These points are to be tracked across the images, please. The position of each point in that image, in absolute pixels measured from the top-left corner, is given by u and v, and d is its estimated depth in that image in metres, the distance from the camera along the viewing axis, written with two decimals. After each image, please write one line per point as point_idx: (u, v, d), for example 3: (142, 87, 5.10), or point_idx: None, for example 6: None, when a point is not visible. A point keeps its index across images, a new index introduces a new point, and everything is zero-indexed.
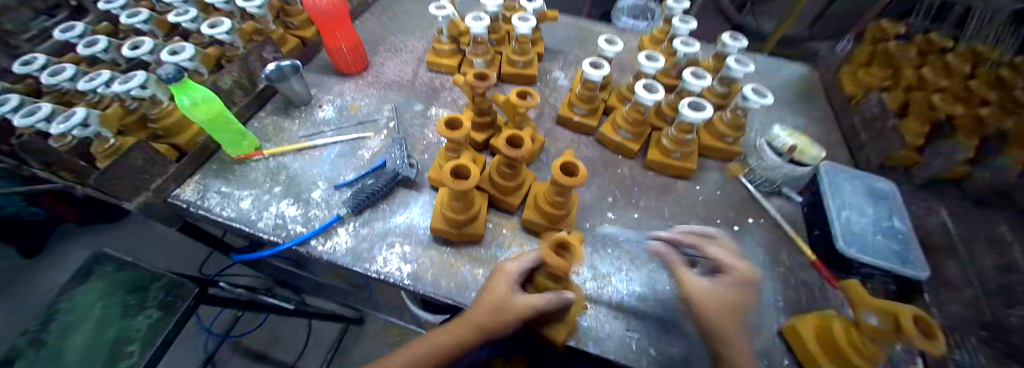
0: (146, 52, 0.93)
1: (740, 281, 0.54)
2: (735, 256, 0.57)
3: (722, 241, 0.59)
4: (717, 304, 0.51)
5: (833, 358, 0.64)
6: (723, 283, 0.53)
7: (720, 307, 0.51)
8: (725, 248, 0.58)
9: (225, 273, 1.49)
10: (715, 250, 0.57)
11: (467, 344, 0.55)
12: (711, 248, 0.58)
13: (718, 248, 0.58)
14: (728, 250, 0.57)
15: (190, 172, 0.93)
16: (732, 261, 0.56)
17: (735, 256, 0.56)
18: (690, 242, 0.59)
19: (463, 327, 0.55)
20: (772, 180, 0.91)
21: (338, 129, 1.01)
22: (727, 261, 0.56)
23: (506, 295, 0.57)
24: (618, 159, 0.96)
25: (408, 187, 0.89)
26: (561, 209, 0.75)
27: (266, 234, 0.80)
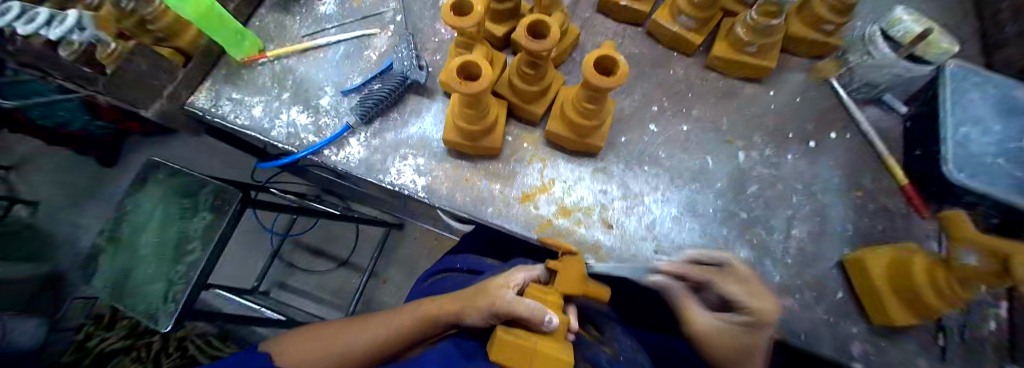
0: None
1: (754, 323, 0.43)
2: (763, 294, 0.44)
3: (744, 275, 0.46)
4: (724, 338, 0.44)
5: (902, 297, 0.55)
6: (727, 317, 0.45)
7: (726, 341, 0.44)
8: (746, 284, 0.45)
9: (275, 181, 1.57)
10: (725, 284, 0.46)
11: (428, 327, 0.57)
12: (711, 276, 0.48)
13: (720, 277, 0.47)
14: (750, 289, 0.45)
15: (200, 78, 0.86)
16: (741, 294, 0.44)
17: (762, 297, 0.44)
18: (704, 270, 0.49)
19: (428, 315, 0.57)
20: (875, 84, 0.71)
21: (342, 26, 0.89)
22: (732, 295, 0.45)
23: (488, 295, 0.52)
24: (670, 57, 0.78)
25: (420, 92, 0.80)
26: (593, 119, 0.63)
27: (281, 143, 0.76)
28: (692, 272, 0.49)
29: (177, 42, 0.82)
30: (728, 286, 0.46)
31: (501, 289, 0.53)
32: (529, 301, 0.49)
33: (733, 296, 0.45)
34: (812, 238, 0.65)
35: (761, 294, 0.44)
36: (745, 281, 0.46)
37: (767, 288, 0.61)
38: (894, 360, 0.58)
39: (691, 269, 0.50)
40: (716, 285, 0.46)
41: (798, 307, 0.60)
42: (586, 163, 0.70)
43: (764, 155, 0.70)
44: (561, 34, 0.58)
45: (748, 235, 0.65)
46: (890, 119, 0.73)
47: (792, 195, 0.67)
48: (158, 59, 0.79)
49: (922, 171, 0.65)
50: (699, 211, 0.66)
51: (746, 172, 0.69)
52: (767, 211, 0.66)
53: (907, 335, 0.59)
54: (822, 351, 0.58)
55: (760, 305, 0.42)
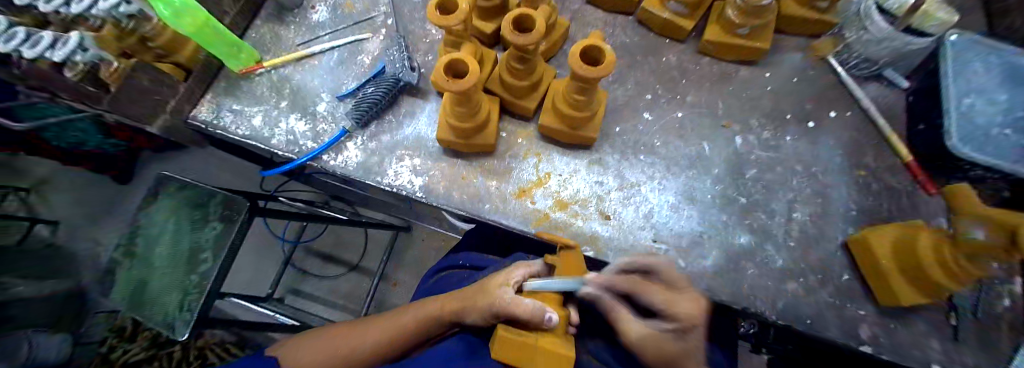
0: None
1: (685, 328, 0.45)
2: (688, 297, 0.47)
3: (668, 280, 0.49)
4: (660, 348, 0.45)
5: (909, 276, 0.54)
6: (659, 326, 0.46)
7: (660, 350, 0.45)
8: (668, 290, 0.49)
9: (283, 190, 1.59)
10: (650, 293, 0.48)
11: (434, 325, 0.57)
12: (638, 286, 0.49)
13: (642, 285, 0.49)
14: (673, 293, 0.48)
15: (202, 91, 0.86)
16: (666, 303, 0.47)
17: (685, 303, 0.46)
18: (630, 277, 0.51)
19: (434, 312, 0.57)
20: (874, 59, 0.69)
21: (335, 32, 0.90)
22: (666, 304, 0.47)
23: (488, 295, 0.52)
24: (663, 44, 0.77)
25: (414, 93, 0.80)
26: (584, 111, 0.62)
27: (281, 151, 0.78)
28: (620, 280, 0.50)
29: (177, 58, 0.85)
30: (652, 294, 0.48)
31: (500, 288, 0.52)
32: (527, 301, 0.48)
33: (666, 304, 0.47)
34: (815, 220, 0.64)
35: (689, 301, 0.47)
36: (666, 287, 0.49)
37: (770, 273, 0.60)
38: (905, 342, 0.57)
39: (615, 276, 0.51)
40: (645, 291, 0.49)
41: (802, 291, 0.59)
42: (581, 155, 0.70)
43: (762, 138, 0.69)
44: (547, 26, 0.58)
45: (748, 220, 0.64)
46: (892, 95, 0.71)
47: (792, 178, 0.66)
48: (161, 75, 0.79)
49: (927, 147, 0.64)
50: (697, 198, 0.65)
51: (743, 156, 0.68)
52: (766, 195, 0.65)
53: (917, 316, 0.58)
54: (829, 335, 0.57)
55: (685, 310, 0.46)
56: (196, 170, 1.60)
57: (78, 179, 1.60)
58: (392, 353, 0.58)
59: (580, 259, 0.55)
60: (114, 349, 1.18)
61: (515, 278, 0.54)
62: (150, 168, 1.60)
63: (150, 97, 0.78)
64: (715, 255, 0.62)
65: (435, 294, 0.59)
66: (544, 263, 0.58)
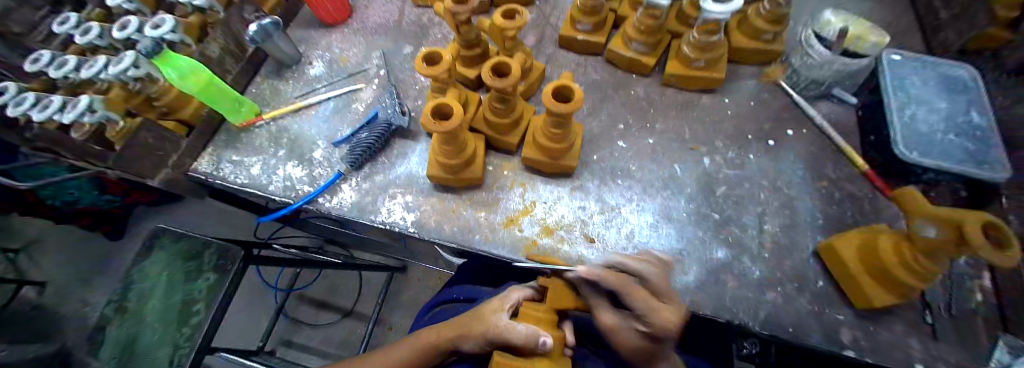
0: (135, 30, 0.82)
1: (656, 335, 0.47)
2: (660, 305, 0.48)
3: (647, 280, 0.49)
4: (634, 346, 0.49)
5: (876, 276, 0.57)
6: (636, 327, 0.49)
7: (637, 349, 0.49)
8: (645, 291, 0.49)
9: (277, 237, 1.61)
10: (632, 297, 0.48)
11: (432, 356, 0.58)
12: (622, 285, 0.49)
13: (632, 288, 0.49)
14: (649, 299, 0.48)
15: (203, 145, 0.92)
16: (643, 309, 0.47)
17: (656, 311, 0.47)
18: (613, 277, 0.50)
19: (430, 342, 0.58)
20: (820, 81, 0.76)
21: (331, 85, 0.97)
22: (642, 312, 0.47)
23: (483, 321, 0.54)
24: (631, 79, 0.84)
25: (404, 136, 0.86)
26: (561, 142, 0.68)
27: (279, 196, 0.81)
28: (617, 286, 0.49)
29: (182, 115, 0.89)
30: (637, 302, 0.48)
31: (494, 315, 0.54)
32: (521, 327, 0.50)
33: (645, 312, 0.47)
34: (785, 230, 0.67)
35: (664, 308, 0.47)
36: (650, 292, 0.49)
37: (749, 285, 0.63)
38: (885, 343, 0.58)
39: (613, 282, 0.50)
40: (625, 295, 0.49)
41: (782, 300, 0.62)
42: (563, 183, 0.74)
43: (728, 158, 0.75)
44: (522, 71, 0.65)
45: (723, 235, 0.67)
46: (842, 112, 0.78)
47: (759, 192, 0.71)
48: (165, 133, 0.84)
49: (881, 156, 0.69)
50: (674, 216, 0.69)
51: (713, 175, 0.73)
52: (737, 209, 0.70)
53: (893, 317, 0.60)
54: (814, 342, 0.58)
55: (659, 321, 0.46)
56: (191, 223, 1.62)
57: (70, 239, 1.60)
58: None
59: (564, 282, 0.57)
60: None
61: (507, 303, 0.56)
62: (146, 223, 1.62)
63: (152, 153, 0.83)
64: (696, 270, 0.64)
65: (431, 323, 0.60)
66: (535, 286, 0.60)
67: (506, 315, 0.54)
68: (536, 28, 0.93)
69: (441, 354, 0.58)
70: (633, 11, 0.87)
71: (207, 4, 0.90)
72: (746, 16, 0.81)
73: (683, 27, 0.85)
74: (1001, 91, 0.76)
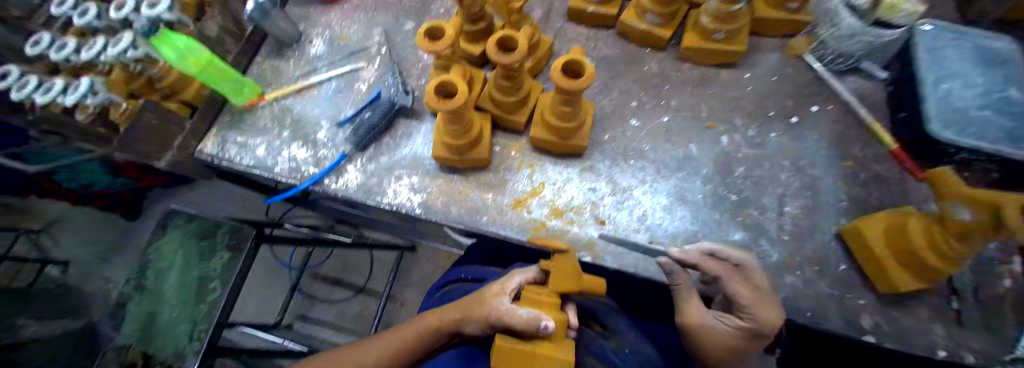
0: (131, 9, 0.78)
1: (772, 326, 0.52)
2: (767, 303, 0.54)
3: (755, 280, 0.55)
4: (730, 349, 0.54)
5: (902, 260, 0.54)
6: (735, 325, 0.54)
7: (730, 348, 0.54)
8: (754, 289, 0.54)
9: (287, 217, 1.61)
10: (736, 287, 0.55)
11: (436, 338, 0.57)
12: (744, 282, 0.55)
13: (754, 291, 0.54)
14: (766, 299, 0.54)
15: (207, 127, 0.90)
16: (760, 307, 0.53)
17: (769, 308, 0.53)
18: None
19: (433, 324, 0.57)
20: (850, 53, 0.71)
21: (333, 63, 0.95)
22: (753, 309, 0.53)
23: (484, 305, 0.53)
24: (645, 54, 0.80)
25: (408, 116, 0.83)
26: (570, 120, 0.65)
27: (284, 178, 0.80)
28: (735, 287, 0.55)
29: (183, 96, 0.87)
30: (767, 312, 0.53)
31: (495, 298, 0.53)
32: (522, 312, 0.48)
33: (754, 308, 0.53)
34: (807, 212, 0.64)
35: (773, 308, 0.53)
36: (755, 289, 0.54)
37: (767, 268, 0.61)
38: (909, 329, 0.56)
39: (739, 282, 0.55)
40: (749, 287, 0.54)
41: (801, 283, 0.60)
42: (573, 164, 0.72)
43: (747, 136, 0.71)
44: (529, 45, 0.61)
45: (740, 217, 0.65)
46: (872, 87, 0.73)
47: (780, 173, 0.67)
48: (167, 115, 0.83)
49: (911, 134, 0.65)
50: (689, 199, 0.66)
51: (730, 154, 0.70)
52: (755, 190, 0.66)
53: (918, 301, 0.57)
54: (832, 327, 0.56)
55: None
56: (203, 205, 1.64)
57: (87, 222, 1.63)
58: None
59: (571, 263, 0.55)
60: None
61: (510, 287, 0.55)
62: (158, 206, 1.64)
63: (157, 135, 0.82)
64: None
65: (436, 306, 0.60)
66: (539, 269, 0.59)
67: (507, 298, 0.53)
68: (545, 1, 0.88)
69: (445, 337, 0.58)
70: None
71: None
72: None
73: None
74: None
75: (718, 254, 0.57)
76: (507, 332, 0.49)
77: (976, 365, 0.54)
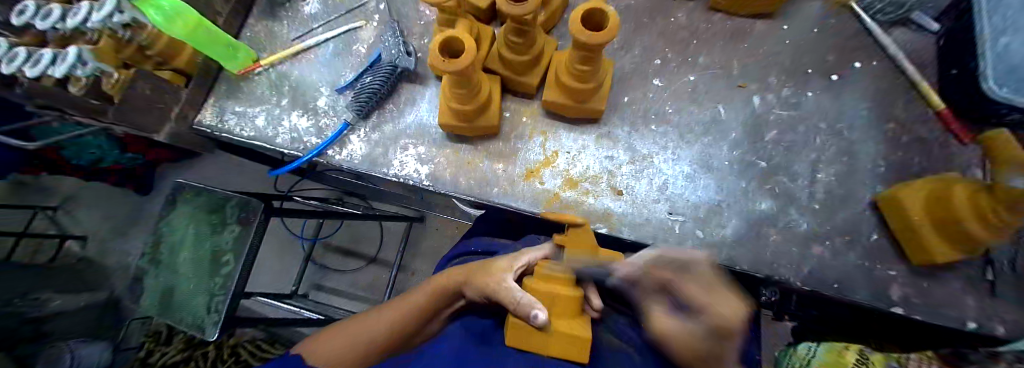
0: None
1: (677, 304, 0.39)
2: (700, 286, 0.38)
3: (706, 274, 0.38)
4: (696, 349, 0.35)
5: (942, 229, 0.51)
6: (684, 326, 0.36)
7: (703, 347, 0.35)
8: (705, 284, 0.37)
9: (296, 188, 1.61)
10: (685, 290, 0.37)
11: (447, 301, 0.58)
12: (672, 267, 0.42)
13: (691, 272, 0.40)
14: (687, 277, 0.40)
15: (204, 97, 0.86)
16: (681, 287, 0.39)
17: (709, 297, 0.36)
18: (666, 268, 0.42)
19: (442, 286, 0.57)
20: (901, 2, 0.62)
21: (329, 24, 0.88)
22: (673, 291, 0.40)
23: (485, 276, 0.52)
24: (669, 4, 0.72)
25: (412, 81, 0.78)
26: (588, 82, 0.60)
27: (286, 150, 0.77)
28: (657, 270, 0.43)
29: (177, 64, 0.84)
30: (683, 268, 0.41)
31: (500, 272, 0.52)
32: (519, 293, 0.46)
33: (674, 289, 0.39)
34: (841, 179, 0.59)
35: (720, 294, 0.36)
36: (705, 285, 0.37)
37: (794, 238, 0.58)
38: (938, 300, 0.54)
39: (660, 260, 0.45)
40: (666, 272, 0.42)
41: (828, 253, 0.57)
42: (589, 130, 0.67)
43: (781, 96, 0.64)
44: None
45: (769, 185, 0.60)
46: (922, 39, 0.66)
47: (815, 137, 0.62)
48: (162, 83, 0.79)
49: (963, 91, 0.58)
50: (714, 166, 0.62)
51: (761, 117, 0.64)
52: (787, 156, 0.61)
53: (952, 272, 0.54)
54: (858, 298, 0.55)
55: (714, 314, 0.33)
56: (211, 176, 1.63)
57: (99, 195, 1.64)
58: (394, 347, 0.55)
59: (589, 238, 0.53)
60: (150, 353, 1.12)
61: (518, 263, 0.53)
62: (166, 178, 1.63)
63: (154, 107, 0.79)
64: (735, 223, 0.59)
65: (442, 274, 0.59)
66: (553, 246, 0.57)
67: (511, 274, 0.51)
68: None
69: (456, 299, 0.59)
70: None
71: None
72: None
73: None
74: None
75: (662, 256, 0.45)
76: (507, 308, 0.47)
77: (1004, 335, 0.52)
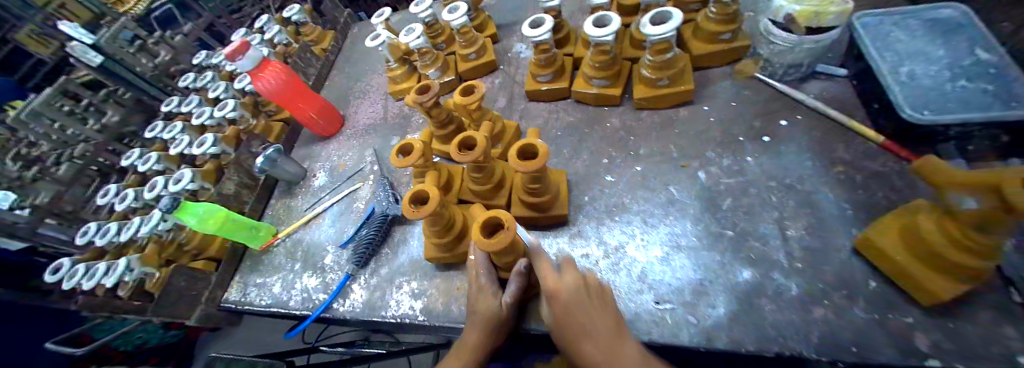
0: (187, 183, 0.93)
1: (582, 337, 0.48)
2: (599, 314, 0.48)
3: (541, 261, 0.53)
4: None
5: (931, 264, 0.47)
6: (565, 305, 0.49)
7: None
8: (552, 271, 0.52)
9: (325, 337, 1.63)
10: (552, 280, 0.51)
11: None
12: (564, 290, 0.49)
13: (578, 297, 0.49)
14: (577, 305, 0.48)
15: (231, 276, 0.96)
16: (569, 318, 0.48)
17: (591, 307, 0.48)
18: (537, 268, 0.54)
19: (467, 359, 0.59)
20: (796, 64, 0.73)
21: (333, 190, 1.02)
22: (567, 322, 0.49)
23: (488, 296, 0.60)
24: (604, 112, 0.85)
25: (403, 222, 0.87)
26: (542, 195, 0.67)
27: (298, 310, 0.83)
28: (557, 291, 0.49)
29: (209, 252, 0.97)
30: (574, 298, 0.49)
31: (488, 296, 0.61)
32: (513, 287, 0.60)
33: (564, 318, 0.49)
34: (810, 232, 0.59)
35: (605, 312, 0.49)
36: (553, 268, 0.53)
37: (788, 304, 0.54)
38: (977, 342, 0.46)
39: (563, 274, 0.51)
40: (561, 303, 0.49)
41: (832, 313, 0.52)
42: (562, 232, 0.71)
43: (724, 166, 0.70)
44: (486, 140, 0.66)
45: (744, 253, 0.60)
46: (835, 86, 0.73)
47: (771, 196, 0.64)
48: (195, 273, 0.90)
49: (892, 123, 0.61)
50: (683, 244, 0.63)
51: (712, 188, 0.68)
52: (749, 219, 0.63)
53: (975, 305, 0.48)
54: (885, 360, 0.47)
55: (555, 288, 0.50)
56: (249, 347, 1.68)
57: None
58: None
59: (508, 215, 0.58)
60: None
61: (484, 277, 0.63)
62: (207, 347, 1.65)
63: (185, 296, 0.88)
64: (725, 300, 0.56)
65: (454, 344, 0.63)
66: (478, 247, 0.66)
67: (493, 273, 0.64)
68: (505, 90, 0.97)
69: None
70: (585, 50, 0.89)
71: (214, 122, 1.11)
72: (696, 24, 0.83)
73: (637, 51, 0.86)
74: (993, 19, 0.67)
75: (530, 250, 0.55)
76: (515, 296, 0.60)
77: None
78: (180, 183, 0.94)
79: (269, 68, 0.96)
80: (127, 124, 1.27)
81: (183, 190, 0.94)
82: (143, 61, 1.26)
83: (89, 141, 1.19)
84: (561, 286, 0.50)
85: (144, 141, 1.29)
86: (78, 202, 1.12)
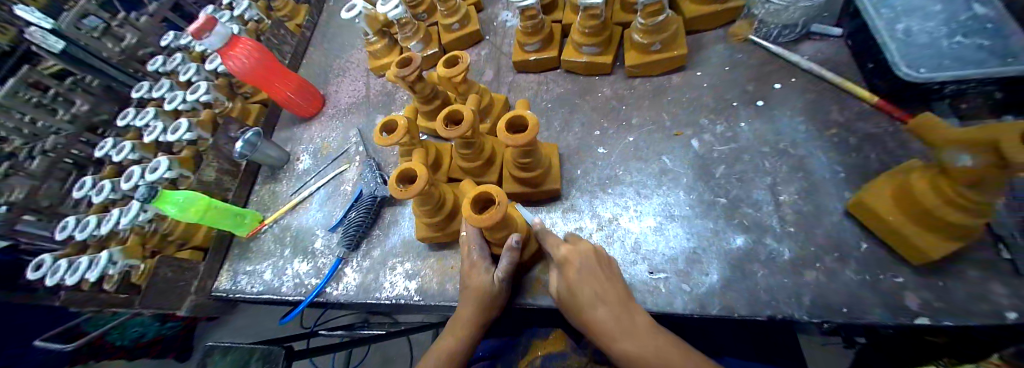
0: (165, 170, 0.90)
1: (593, 302, 0.50)
2: (608, 280, 0.51)
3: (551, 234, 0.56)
4: (618, 323, 0.49)
5: (924, 223, 0.47)
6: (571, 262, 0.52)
7: (616, 310, 0.50)
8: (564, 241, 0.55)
9: (322, 321, 1.64)
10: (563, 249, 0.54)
11: (470, 346, 0.60)
12: (576, 256, 0.52)
13: (587, 262, 0.52)
14: (589, 271, 0.51)
15: (219, 264, 0.94)
16: (579, 284, 0.51)
17: (594, 268, 0.51)
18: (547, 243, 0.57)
19: (463, 332, 0.59)
20: (792, 24, 0.71)
21: (319, 173, 0.99)
22: (578, 288, 0.51)
23: (480, 272, 0.60)
24: (595, 82, 0.82)
25: (393, 203, 0.86)
26: (534, 169, 0.65)
27: (290, 296, 0.82)
28: (570, 258, 0.52)
29: (195, 241, 0.94)
30: (585, 264, 0.51)
31: (481, 272, 0.60)
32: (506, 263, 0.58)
33: (575, 285, 0.51)
34: (803, 196, 0.59)
35: (605, 273, 0.52)
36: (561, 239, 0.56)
37: (781, 268, 0.54)
38: (963, 298, 0.47)
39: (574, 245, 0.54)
40: (573, 270, 0.52)
41: (824, 277, 0.52)
42: (555, 207, 0.70)
43: (717, 132, 0.69)
44: (474, 114, 0.64)
45: (737, 220, 0.60)
46: (829, 47, 0.71)
47: (764, 161, 0.64)
48: (182, 263, 0.88)
49: (886, 83, 0.60)
50: (677, 214, 0.62)
51: (705, 156, 0.67)
52: (743, 186, 0.62)
53: (961, 262, 0.49)
54: (874, 319, 0.48)
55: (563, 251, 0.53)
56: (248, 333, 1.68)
57: None
58: None
59: (500, 190, 0.55)
60: None
61: (476, 253, 0.62)
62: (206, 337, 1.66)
63: (173, 287, 0.86)
64: (718, 267, 0.56)
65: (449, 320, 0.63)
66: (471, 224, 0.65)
67: (485, 249, 0.63)
68: (492, 62, 0.93)
69: (478, 341, 0.61)
70: (574, 17, 0.86)
71: (189, 107, 1.06)
72: None
73: (628, 16, 0.83)
74: None
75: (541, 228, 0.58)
76: (506, 271, 0.58)
77: None
78: (156, 171, 0.91)
79: (240, 46, 0.91)
80: (97, 113, 1.21)
81: (160, 178, 0.91)
82: (109, 46, 1.18)
83: (60, 133, 1.13)
84: (573, 253, 0.52)
85: (118, 130, 1.23)
86: (55, 196, 1.08)
